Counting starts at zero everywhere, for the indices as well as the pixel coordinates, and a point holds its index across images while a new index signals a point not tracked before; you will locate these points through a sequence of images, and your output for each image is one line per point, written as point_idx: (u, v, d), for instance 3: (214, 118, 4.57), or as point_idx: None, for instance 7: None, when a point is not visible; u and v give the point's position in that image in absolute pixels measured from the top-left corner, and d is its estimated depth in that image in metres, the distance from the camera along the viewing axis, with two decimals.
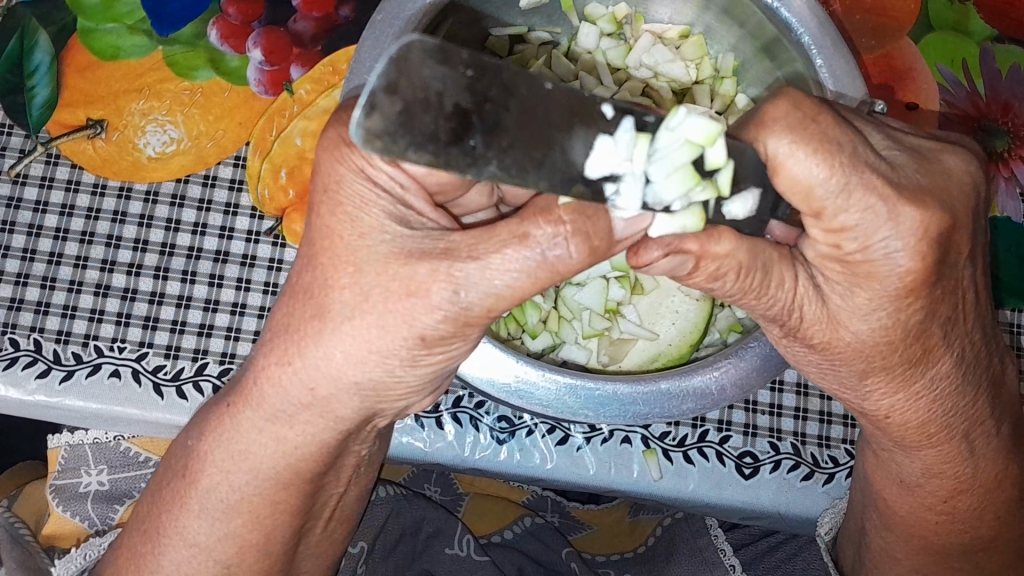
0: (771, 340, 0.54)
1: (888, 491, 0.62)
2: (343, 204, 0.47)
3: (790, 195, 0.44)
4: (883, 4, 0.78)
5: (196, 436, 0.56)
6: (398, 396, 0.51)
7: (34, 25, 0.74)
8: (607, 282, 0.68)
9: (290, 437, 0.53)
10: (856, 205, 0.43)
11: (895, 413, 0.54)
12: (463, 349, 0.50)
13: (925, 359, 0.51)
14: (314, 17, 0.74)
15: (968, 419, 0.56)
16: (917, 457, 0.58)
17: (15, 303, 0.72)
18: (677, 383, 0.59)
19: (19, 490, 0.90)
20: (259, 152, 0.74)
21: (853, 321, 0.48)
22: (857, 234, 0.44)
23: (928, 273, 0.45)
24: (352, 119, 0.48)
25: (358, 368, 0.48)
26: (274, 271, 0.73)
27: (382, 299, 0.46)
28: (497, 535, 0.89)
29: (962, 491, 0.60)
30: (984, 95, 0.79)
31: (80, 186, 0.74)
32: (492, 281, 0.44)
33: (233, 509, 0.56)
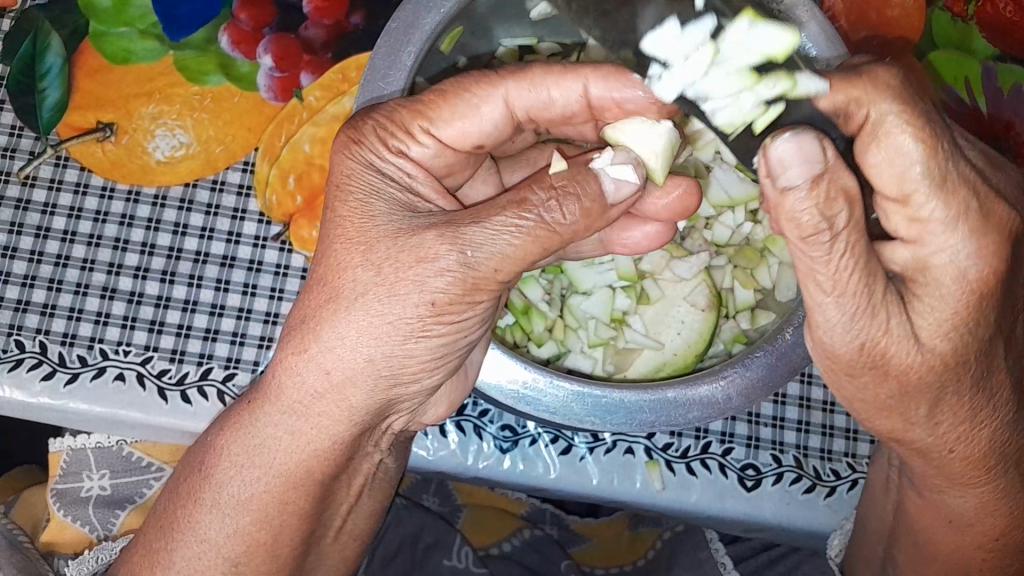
0: (829, 364, 0.52)
1: (935, 526, 0.63)
2: (351, 194, 0.51)
3: (881, 178, 0.45)
4: (886, 19, 0.79)
5: (215, 430, 0.56)
6: (411, 374, 0.52)
7: (47, 27, 0.75)
8: (614, 291, 0.69)
9: (307, 432, 0.53)
10: (944, 198, 0.45)
11: (959, 445, 0.55)
12: (474, 318, 0.51)
13: (989, 383, 0.52)
14: (324, 24, 0.75)
15: (1020, 449, 0.57)
16: (969, 494, 0.59)
17: (21, 305, 0.72)
18: (682, 392, 0.59)
19: (17, 496, 0.90)
20: (267, 158, 0.74)
21: (928, 337, 0.48)
22: (940, 225, 0.46)
23: (997, 285, 0.47)
24: (359, 121, 0.53)
25: (369, 338, 0.49)
26: (281, 276, 0.74)
27: (394, 273, 0.48)
28: (495, 547, 0.89)
29: (1010, 525, 0.60)
30: (986, 112, 0.80)
31: (88, 189, 0.74)
32: (489, 236, 0.47)
33: (243, 507, 0.55)
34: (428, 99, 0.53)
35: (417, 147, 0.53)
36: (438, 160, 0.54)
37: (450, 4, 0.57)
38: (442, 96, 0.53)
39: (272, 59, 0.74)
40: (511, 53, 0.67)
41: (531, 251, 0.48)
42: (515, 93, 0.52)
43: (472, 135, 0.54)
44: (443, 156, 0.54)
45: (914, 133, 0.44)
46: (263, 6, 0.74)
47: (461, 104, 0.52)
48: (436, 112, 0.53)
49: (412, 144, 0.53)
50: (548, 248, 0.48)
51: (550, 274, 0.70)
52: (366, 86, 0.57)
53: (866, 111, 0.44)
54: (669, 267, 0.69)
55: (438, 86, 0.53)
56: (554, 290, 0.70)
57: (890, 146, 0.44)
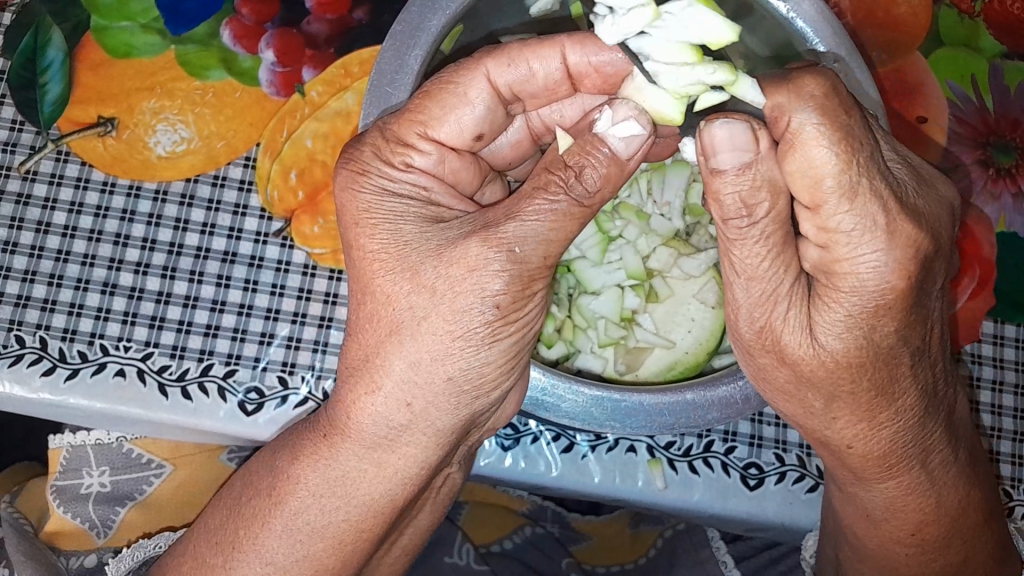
0: (741, 348, 0.53)
1: (856, 523, 0.63)
2: (377, 226, 0.50)
3: (797, 180, 0.44)
4: (893, 18, 0.78)
5: (287, 458, 0.56)
6: (487, 387, 0.52)
7: (48, 22, 0.74)
8: (623, 290, 0.68)
9: (393, 463, 0.53)
10: (853, 209, 0.44)
11: (857, 443, 0.54)
12: (534, 314, 0.51)
13: (891, 390, 0.50)
14: (327, 19, 0.74)
15: (926, 448, 0.56)
16: (877, 489, 0.59)
17: (22, 300, 0.72)
18: (702, 393, 0.58)
19: (22, 485, 0.90)
20: (269, 154, 0.74)
21: (824, 335, 0.48)
22: (847, 237, 0.44)
23: (903, 300, 0.46)
24: (356, 152, 0.52)
25: (449, 361, 0.49)
26: (282, 272, 0.73)
27: (449, 290, 0.48)
28: (496, 544, 0.88)
29: (928, 524, 0.61)
30: (993, 111, 0.79)
31: (89, 183, 0.74)
32: (526, 228, 0.47)
33: (317, 532, 0.55)
34: (414, 104, 0.52)
35: (423, 162, 0.52)
36: (444, 165, 0.53)
37: (454, 5, 0.56)
38: (427, 96, 0.51)
39: (275, 54, 0.74)
40: None
41: (570, 229, 0.48)
42: (496, 69, 0.51)
43: (468, 127, 0.52)
44: (447, 160, 0.53)
45: (831, 143, 0.43)
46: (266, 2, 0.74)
47: (451, 98, 0.51)
48: (427, 113, 0.52)
49: (414, 154, 0.52)
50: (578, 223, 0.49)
51: (557, 274, 0.69)
52: (373, 90, 0.57)
53: (787, 118, 0.43)
54: (677, 265, 0.68)
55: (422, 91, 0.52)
56: (561, 291, 0.69)
57: (805, 155, 0.43)
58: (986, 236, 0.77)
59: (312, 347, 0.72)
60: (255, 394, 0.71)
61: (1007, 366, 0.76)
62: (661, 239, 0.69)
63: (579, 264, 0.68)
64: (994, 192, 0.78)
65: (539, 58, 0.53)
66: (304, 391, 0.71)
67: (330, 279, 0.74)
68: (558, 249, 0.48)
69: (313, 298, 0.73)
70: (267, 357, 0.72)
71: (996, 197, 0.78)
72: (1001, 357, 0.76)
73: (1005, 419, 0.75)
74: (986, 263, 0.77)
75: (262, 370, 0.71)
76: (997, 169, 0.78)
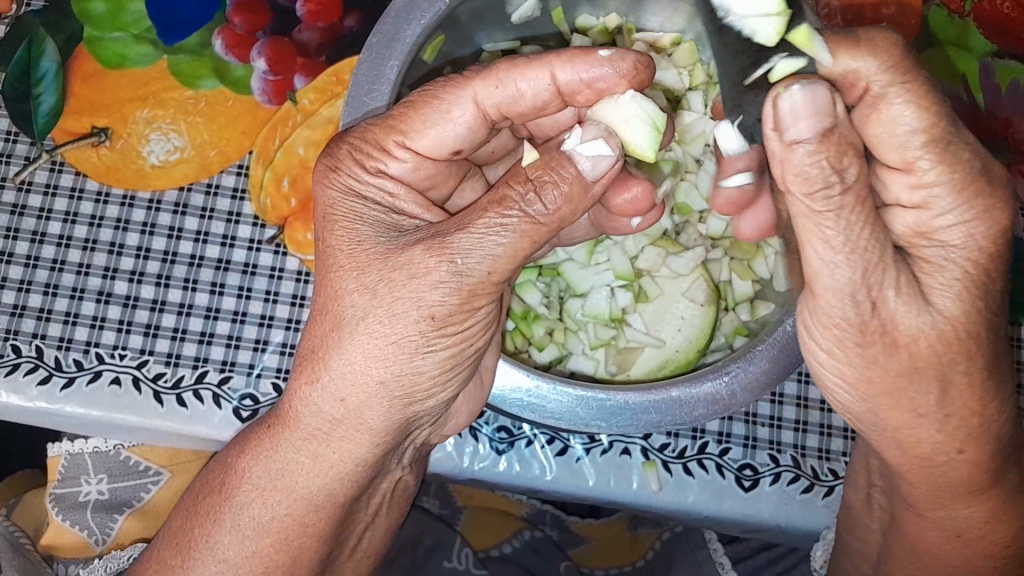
0: (845, 349, 0.51)
1: (938, 541, 0.63)
2: (337, 221, 0.51)
3: (883, 145, 0.47)
4: (883, 19, 0.78)
5: (236, 452, 0.57)
6: (425, 391, 0.52)
7: (41, 33, 0.75)
8: (613, 291, 0.69)
9: (330, 456, 0.53)
10: (943, 167, 0.46)
11: (968, 445, 0.54)
12: (478, 325, 0.51)
13: (993, 371, 0.51)
14: (318, 27, 0.75)
15: (1015, 450, 0.57)
16: (975, 505, 0.59)
17: (18, 310, 0.72)
18: (688, 390, 0.59)
19: (19, 498, 0.90)
20: (262, 161, 0.75)
21: (937, 303, 0.48)
22: (945, 194, 0.47)
23: (1001, 253, 0.48)
24: (335, 147, 0.53)
25: (378, 364, 0.50)
26: (276, 279, 0.74)
27: (387, 291, 0.48)
28: (495, 549, 0.88)
29: (1021, 530, 0.61)
30: (983, 108, 0.80)
31: (83, 194, 0.75)
32: (474, 239, 0.47)
33: (264, 527, 0.55)
34: (398, 113, 0.52)
35: (396, 169, 0.53)
36: (417, 173, 0.54)
37: (428, 15, 0.57)
38: (412, 107, 0.52)
39: (266, 63, 0.74)
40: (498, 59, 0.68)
41: (523, 248, 0.48)
42: (483, 93, 0.51)
43: (447, 142, 0.52)
44: (423, 168, 0.54)
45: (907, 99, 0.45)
46: (257, 10, 0.75)
47: (432, 113, 0.51)
48: (408, 125, 0.52)
49: (389, 160, 0.53)
50: (537, 242, 0.48)
51: (546, 277, 0.70)
52: (350, 104, 0.57)
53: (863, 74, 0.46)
54: (665, 263, 0.69)
55: (407, 101, 0.52)
56: (552, 293, 0.70)
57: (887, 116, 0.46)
58: None
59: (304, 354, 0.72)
60: (249, 401, 0.71)
61: None
62: (649, 239, 0.69)
63: (567, 267, 0.69)
64: None
65: (526, 79, 0.51)
66: None
67: None
68: (507, 267, 0.48)
69: (306, 305, 0.73)
70: (262, 363, 0.72)
71: None
72: None
73: None
74: None
75: (257, 377, 0.72)
76: None
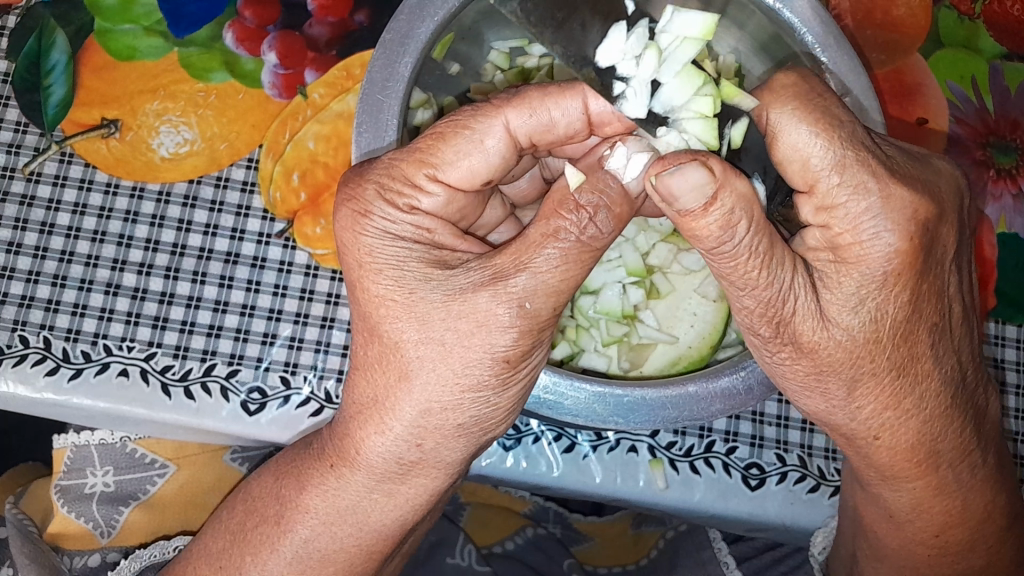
0: (754, 345, 0.52)
1: (877, 523, 0.64)
2: (381, 271, 0.50)
3: (789, 167, 0.47)
4: (893, 19, 0.78)
5: (295, 487, 0.58)
6: (494, 424, 0.53)
7: (52, 24, 0.75)
8: (625, 288, 0.68)
9: (404, 492, 0.55)
10: (850, 185, 0.46)
11: (884, 433, 0.54)
12: (541, 356, 0.52)
13: (912, 370, 0.51)
14: (328, 22, 0.75)
15: (955, 448, 0.57)
16: (904, 489, 0.59)
17: (26, 300, 0.72)
18: (705, 386, 0.58)
19: (25, 488, 0.90)
20: (271, 155, 0.74)
21: (838, 314, 0.48)
22: (846, 211, 0.46)
23: (915, 260, 0.47)
24: (360, 185, 0.51)
25: (460, 410, 0.50)
26: (285, 273, 0.74)
27: (458, 343, 0.48)
28: (498, 545, 0.88)
29: (953, 525, 0.62)
30: (993, 112, 0.80)
31: (92, 185, 0.74)
32: (537, 281, 0.47)
33: (323, 555, 0.58)
34: (426, 145, 0.50)
35: (427, 203, 0.51)
36: (450, 206, 0.51)
37: (442, 12, 0.57)
38: (441, 138, 0.50)
39: (277, 57, 0.74)
40: (504, 57, 0.68)
41: (575, 271, 0.48)
42: (516, 119, 0.49)
43: (480, 172, 0.50)
44: (455, 200, 0.51)
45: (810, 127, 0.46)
46: (268, 4, 0.75)
47: (464, 143, 0.50)
48: (438, 156, 0.50)
49: (421, 196, 0.51)
50: (586, 263, 0.49)
51: None
52: (365, 101, 0.56)
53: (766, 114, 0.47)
54: (677, 260, 0.69)
55: (434, 131, 0.50)
56: None
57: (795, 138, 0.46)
58: (988, 236, 0.77)
59: (314, 348, 0.72)
60: (257, 393, 0.71)
61: (1008, 367, 0.76)
62: (659, 235, 0.69)
63: None
64: (994, 193, 0.78)
65: (559, 106, 0.50)
66: (304, 390, 0.71)
67: (332, 280, 0.74)
68: (566, 296, 0.49)
69: (316, 299, 0.73)
70: (270, 357, 0.72)
71: (996, 198, 0.78)
72: (1001, 357, 0.76)
73: (1010, 420, 0.75)
74: (987, 264, 0.77)
75: (265, 370, 0.72)
76: (997, 170, 0.79)
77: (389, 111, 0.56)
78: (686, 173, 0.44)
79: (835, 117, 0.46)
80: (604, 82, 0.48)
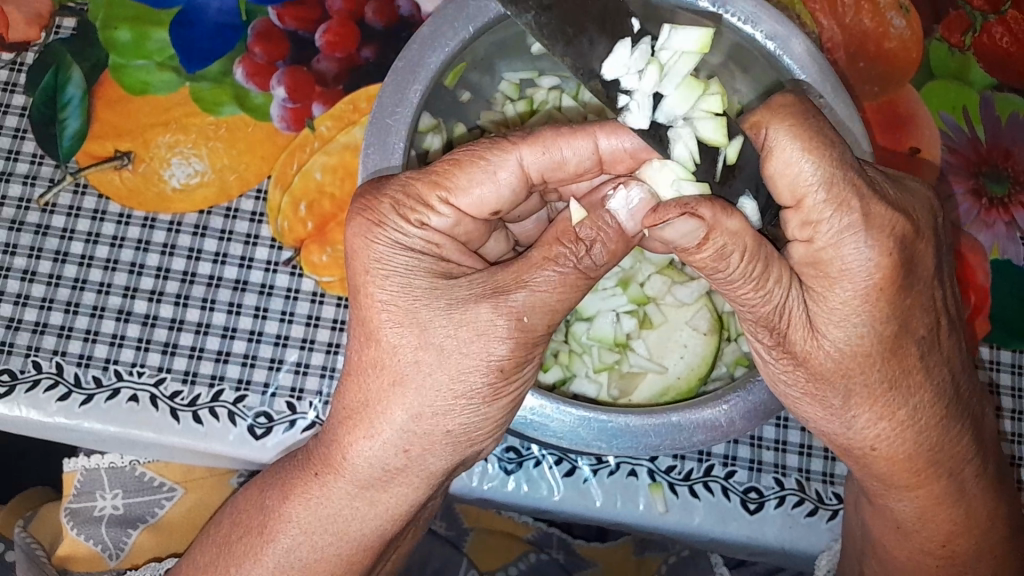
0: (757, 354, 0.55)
1: (886, 536, 0.64)
2: (389, 277, 0.52)
3: (779, 183, 0.48)
4: (886, 52, 0.81)
5: (279, 496, 0.59)
6: (481, 437, 0.55)
7: (68, 61, 0.78)
8: (620, 315, 0.70)
9: (387, 500, 0.56)
10: (834, 202, 0.47)
11: (881, 444, 0.55)
12: (533, 373, 0.53)
13: (906, 381, 0.53)
14: (336, 57, 0.77)
15: (954, 457, 0.58)
16: (908, 498, 0.60)
17: (39, 327, 0.74)
18: (686, 416, 0.60)
19: (33, 512, 0.91)
20: (279, 186, 0.77)
21: (826, 327, 0.50)
22: (831, 226, 0.48)
23: (893, 280, 0.49)
24: (377, 200, 0.53)
25: (450, 418, 0.52)
26: (292, 300, 0.75)
27: (456, 350, 0.50)
28: (501, 573, 0.88)
29: (957, 535, 0.62)
30: (985, 142, 0.81)
31: (105, 215, 0.77)
32: (536, 298, 0.49)
33: (306, 565, 0.59)
34: (443, 169, 0.52)
35: (438, 220, 0.53)
36: (458, 227, 0.53)
37: (453, 43, 0.59)
38: (458, 165, 0.52)
39: (285, 91, 0.77)
40: (514, 87, 0.71)
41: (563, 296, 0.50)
42: (529, 156, 0.51)
43: (490, 202, 0.52)
44: (462, 223, 0.53)
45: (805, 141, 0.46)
46: (278, 40, 0.77)
47: (478, 172, 0.52)
48: (453, 181, 0.52)
49: (432, 215, 0.52)
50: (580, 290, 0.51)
51: None
52: (374, 124, 0.59)
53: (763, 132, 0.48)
54: (671, 291, 0.71)
55: (453, 158, 0.52)
56: None
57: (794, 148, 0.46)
58: (980, 263, 0.79)
59: (320, 373, 0.74)
60: (263, 418, 0.73)
61: (1004, 392, 0.77)
62: (655, 266, 0.71)
63: None
64: (987, 221, 0.80)
65: (571, 146, 0.52)
66: (310, 415, 0.73)
67: (338, 306, 0.76)
68: (560, 317, 0.51)
69: (321, 325, 0.75)
70: (276, 383, 0.73)
71: (990, 225, 0.80)
72: (998, 383, 0.77)
73: (1007, 444, 0.76)
74: (980, 289, 0.79)
75: (272, 396, 0.73)
76: (990, 199, 0.80)
77: (396, 135, 0.59)
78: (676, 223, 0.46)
79: (827, 137, 0.47)
80: (610, 94, 0.46)
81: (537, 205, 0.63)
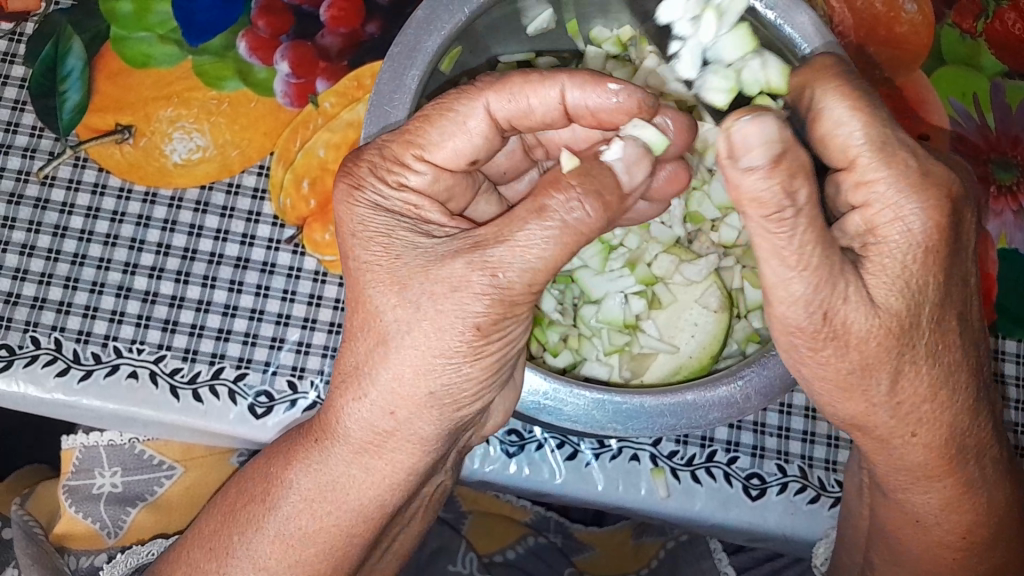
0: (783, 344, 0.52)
1: (896, 522, 0.64)
2: (373, 238, 0.52)
3: (831, 142, 0.49)
4: (896, 36, 0.80)
5: (281, 463, 0.58)
6: (467, 399, 0.52)
7: (69, 32, 0.76)
8: (628, 297, 0.69)
9: (380, 467, 0.55)
10: (887, 159, 0.48)
11: (921, 430, 0.54)
12: (519, 331, 0.52)
13: (945, 359, 0.52)
14: (340, 32, 0.76)
15: (977, 441, 0.57)
16: (933, 490, 0.59)
17: (38, 302, 0.73)
18: (703, 395, 0.59)
19: (30, 490, 0.91)
20: (282, 163, 0.76)
21: (879, 294, 0.49)
22: (886, 183, 0.48)
23: (944, 241, 0.48)
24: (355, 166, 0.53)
25: (432, 376, 0.50)
26: (295, 279, 0.75)
27: (432, 307, 0.49)
28: (498, 554, 0.88)
29: (977, 522, 0.61)
30: (994, 129, 0.81)
31: (105, 189, 0.76)
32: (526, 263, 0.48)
33: (310, 539, 0.57)
34: (413, 126, 0.53)
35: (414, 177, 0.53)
36: (436, 184, 0.54)
37: (450, 26, 0.58)
38: (427, 120, 0.52)
39: (289, 66, 0.75)
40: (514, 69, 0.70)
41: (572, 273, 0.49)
42: (495, 103, 0.51)
43: (464, 153, 0.53)
44: (441, 179, 0.54)
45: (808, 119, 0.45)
46: (280, 14, 0.76)
47: (448, 125, 0.52)
48: (425, 137, 0.53)
49: (409, 173, 0.53)
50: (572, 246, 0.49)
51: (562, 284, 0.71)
52: (373, 110, 0.58)
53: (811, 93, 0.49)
54: (679, 271, 0.69)
55: (422, 113, 0.53)
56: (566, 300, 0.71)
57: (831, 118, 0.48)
58: (988, 252, 0.78)
59: (321, 352, 0.73)
60: (264, 397, 0.72)
61: (1009, 382, 0.76)
62: (662, 245, 0.70)
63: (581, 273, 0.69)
64: (995, 209, 0.79)
65: (538, 95, 0.52)
66: (311, 395, 0.72)
67: (340, 286, 0.75)
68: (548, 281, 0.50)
69: (323, 305, 0.74)
70: (277, 361, 0.73)
71: (998, 214, 0.79)
72: (1003, 373, 0.76)
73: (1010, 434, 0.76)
74: (987, 278, 0.78)
75: (272, 375, 0.73)
76: (998, 186, 0.79)
77: (397, 118, 0.57)
78: (759, 125, 0.45)
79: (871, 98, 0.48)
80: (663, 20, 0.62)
81: (523, 162, 0.64)
